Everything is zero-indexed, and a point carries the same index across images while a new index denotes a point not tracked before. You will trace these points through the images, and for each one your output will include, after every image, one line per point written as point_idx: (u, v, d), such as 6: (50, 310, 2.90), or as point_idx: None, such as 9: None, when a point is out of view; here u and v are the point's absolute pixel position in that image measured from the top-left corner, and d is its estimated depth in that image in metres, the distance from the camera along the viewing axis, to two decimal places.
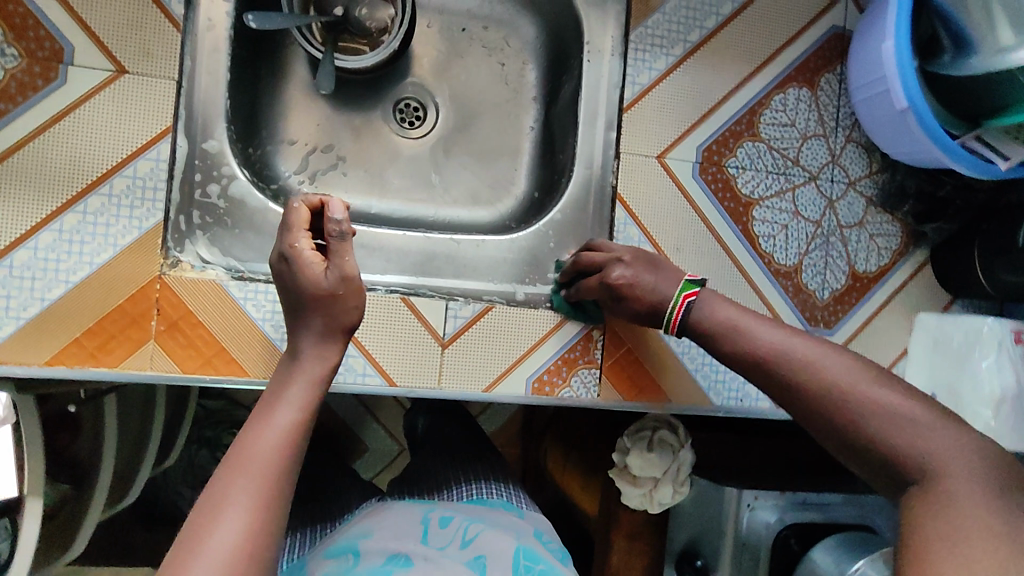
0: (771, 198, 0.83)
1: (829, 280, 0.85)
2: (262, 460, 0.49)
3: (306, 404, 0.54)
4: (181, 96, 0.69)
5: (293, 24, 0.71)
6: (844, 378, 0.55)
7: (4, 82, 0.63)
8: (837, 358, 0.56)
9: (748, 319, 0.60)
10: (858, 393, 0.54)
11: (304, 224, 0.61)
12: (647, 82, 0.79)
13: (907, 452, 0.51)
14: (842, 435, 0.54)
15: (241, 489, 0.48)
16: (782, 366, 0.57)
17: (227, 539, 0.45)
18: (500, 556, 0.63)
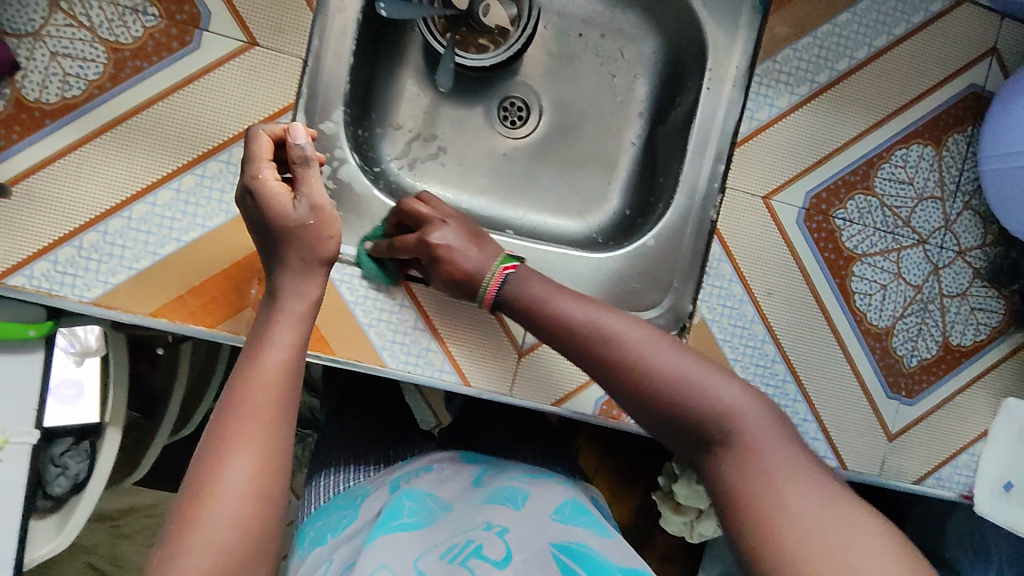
0: (875, 255, 0.80)
1: (919, 348, 0.83)
2: (260, 408, 0.52)
3: (294, 346, 0.57)
4: (305, 75, 0.69)
5: (422, 15, 0.73)
6: (658, 352, 0.56)
7: (142, 41, 0.65)
8: (680, 355, 0.56)
9: (558, 298, 0.62)
10: (652, 364, 0.55)
11: (266, 153, 0.59)
12: (765, 118, 0.77)
13: (721, 414, 0.52)
14: (662, 417, 0.54)
15: (245, 436, 0.51)
16: (610, 346, 0.57)
17: (236, 481, 0.49)
18: (543, 501, 0.63)
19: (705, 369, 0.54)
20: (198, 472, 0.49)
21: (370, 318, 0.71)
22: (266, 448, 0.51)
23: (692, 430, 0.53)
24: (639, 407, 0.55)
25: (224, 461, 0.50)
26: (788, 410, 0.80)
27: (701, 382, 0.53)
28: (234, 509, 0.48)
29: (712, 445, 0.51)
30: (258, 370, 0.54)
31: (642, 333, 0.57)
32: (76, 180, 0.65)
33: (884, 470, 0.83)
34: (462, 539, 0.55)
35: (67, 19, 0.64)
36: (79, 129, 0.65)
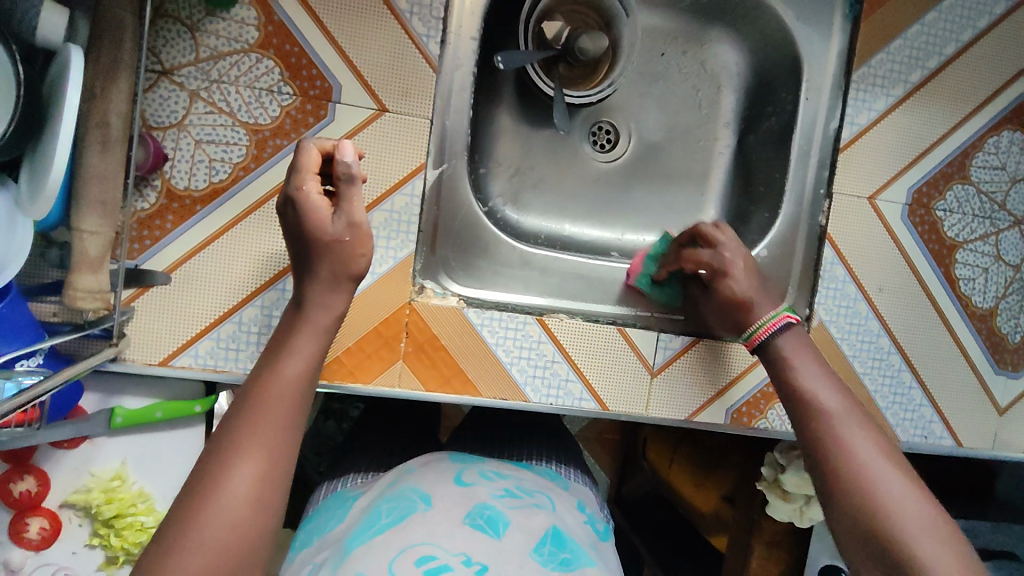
0: (976, 240, 0.83)
1: (1022, 324, 0.86)
2: (267, 416, 0.48)
3: (317, 354, 0.53)
4: (433, 131, 0.72)
5: (532, 59, 0.75)
6: (842, 430, 0.56)
7: (280, 120, 0.67)
8: (866, 439, 0.55)
9: (825, 389, 0.60)
10: (876, 490, 0.51)
11: (314, 167, 0.57)
12: (864, 122, 0.79)
13: (898, 545, 0.48)
14: (857, 523, 0.51)
15: (257, 440, 0.46)
16: (835, 436, 0.56)
17: (240, 488, 0.44)
18: (527, 523, 0.58)
19: (895, 476, 0.52)
20: (202, 469, 0.45)
21: (511, 356, 0.74)
22: (270, 457, 0.46)
23: (871, 538, 0.50)
24: (849, 508, 0.52)
25: (226, 463, 0.45)
26: (906, 396, 0.83)
27: (884, 476, 0.52)
28: (230, 512, 0.43)
29: (885, 551, 0.49)
30: (275, 376, 0.50)
31: (843, 412, 0.58)
32: (231, 259, 0.67)
33: (998, 443, 0.87)
34: (441, 559, 0.51)
35: (208, 106, 0.66)
36: (229, 210, 0.67)
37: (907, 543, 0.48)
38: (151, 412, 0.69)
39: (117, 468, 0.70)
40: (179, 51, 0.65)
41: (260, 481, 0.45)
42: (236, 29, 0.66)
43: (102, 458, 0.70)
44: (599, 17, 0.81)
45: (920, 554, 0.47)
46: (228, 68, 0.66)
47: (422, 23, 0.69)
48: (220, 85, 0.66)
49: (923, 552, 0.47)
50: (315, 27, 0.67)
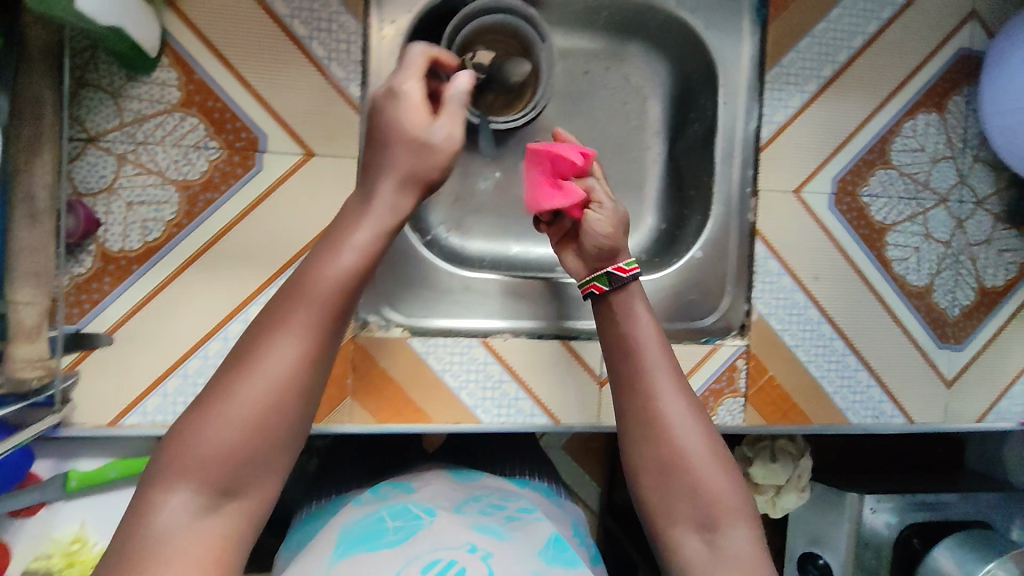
0: (904, 222, 0.85)
1: (959, 298, 0.88)
2: (319, 297, 0.50)
3: (369, 250, 0.52)
4: (362, 170, 0.74)
5: (451, 90, 0.79)
6: (659, 382, 0.62)
7: (208, 174, 0.69)
8: (682, 399, 0.62)
9: (643, 334, 0.65)
10: (673, 437, 0.59)
11: (420, 70, 0.58)
12: (782, 120, 0.81)
13: (700, 495, 0.58)
14: (660, 467, 0.59)
15: (302, 317, 0.49)
16: (639, 379, 0.63)
17: (253, 394, 0.47)
18: (530, 536, 0.61)
19: (684, 428, 0.60)
20: (264, 330, 0.49)
21: (459, 381, 0.76)
22: (317, 336, 0.49)
23: (662, 478, 0.59)
24: (653, 454, 0.60)
25: (271, 341, 0.49)
26: (853, 379, 0.86)
27: (681, 426, 0.60)
28: (248, 408, 0.46)
29: (699, 503, 0.58)
30: (325, 269, 0.51)
31: (660, 362, 0.63)
32: (172, 313, 0.69)
33: (948, 415, 0.89)
34: (446, 555, 0.54)
35: (136, 167, 0.68)
36: (165, 267, 0.68)
37: (732, 508, 0.58)
38: (106, 472, 0.70)
39: (77, 530, 0.71)
40: (104, 117, 0.67)
41: (305, 366, 0.49)
42: (158, 91, 0.67)
43: (62, 522, 0.71)
44: (518, 44, 0.83)
45: (724, 513, 0.57)
46: (154, 129, 0.68)
47: (340, 67, 0.71)
48: (147, 146, 0.68)
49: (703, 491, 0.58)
50: (236, 81, 0.68)
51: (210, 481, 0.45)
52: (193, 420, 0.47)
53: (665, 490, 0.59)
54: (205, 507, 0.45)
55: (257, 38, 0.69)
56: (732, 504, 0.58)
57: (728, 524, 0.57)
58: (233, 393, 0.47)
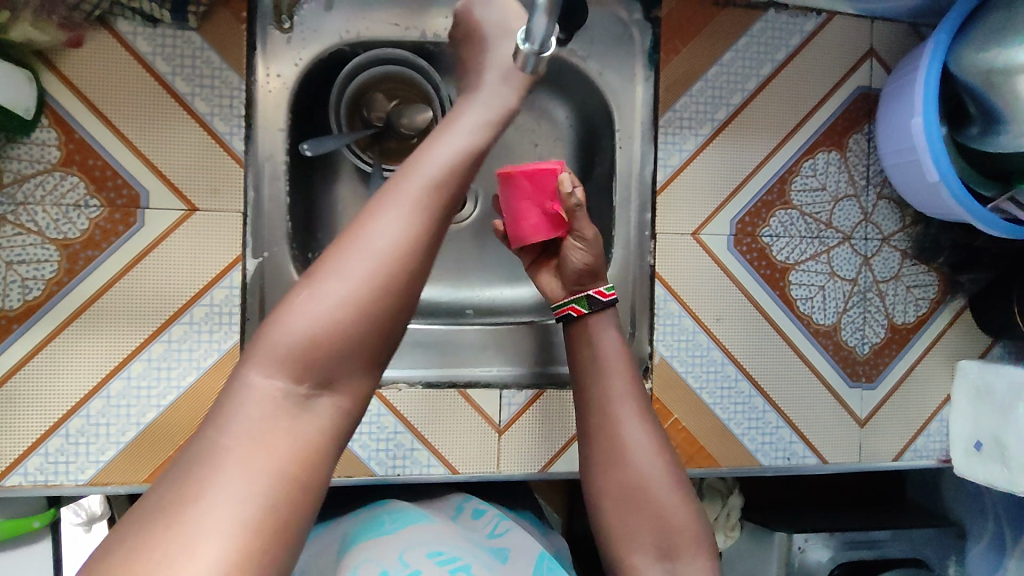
0: (807, 261, 0.85)
1: (868, 335, 0.88)
2: (429, 175, 0.49)
3: (463, 144, 0.53)
4: (249, 221, 0.75)
5: (344, 141, 0.78)
6: (624, 410, 0.65)
7: (89, 232, 0.69)
8: (647, 427, 0.64)
9: (616, 359, 0.67)
10: (638, 467, 0.62)
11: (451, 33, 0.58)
12: (677, 163, 0.82)
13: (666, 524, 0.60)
14: (626, 494, 0.62)
15: (394, 213, 0.48)
16: (605, 407, 0.65)
17: (316, 315, 0.44)
18: (523, 553, 0.64)
19: (651, 456, 0.63)
20: (360, 215, 0.48)
21: (351, 433, 0.75)
22: (416, 207, 0.48)
23: (628, 506, 0.62)
24: (619, 480, 0.62)
25: (380, 209, 0.48)
26: (762, 421, 0.85)
27: (644, 456, 0.63)
28: (379, 254, 0.46)
29: (660, 531, 0.60)
30: (430, 160, 0.50)
31: (627, 389, 0.66)
32: (51, 373, 0.68)
33: (864, 455, 0.88)
34: (453, 553, 0.59)
35: (15, 227, 0.68)
36: (45, 325, 0.68)
37: (691, 536, 0.61)
38: None
39: None
40: None
41: (418, 231, 0.48)
42: (38, 151, 0.68)
43: None
44: None
45: (684, 542, 0.60)
46: (34, 189, 0.68)
47: (223, 122, 0.72)
48: (26, 207, 0.68)
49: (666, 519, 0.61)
50: (117, 139, 0.70)
51: (320, 355, 0.44)
52: (296, 292, 0.46)
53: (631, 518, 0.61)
54: (300, 400, 0.44)
55: (140, 97, 0.70)
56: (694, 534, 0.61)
57: (689, 552, 0.60)
58: (344, 259, 0.46)
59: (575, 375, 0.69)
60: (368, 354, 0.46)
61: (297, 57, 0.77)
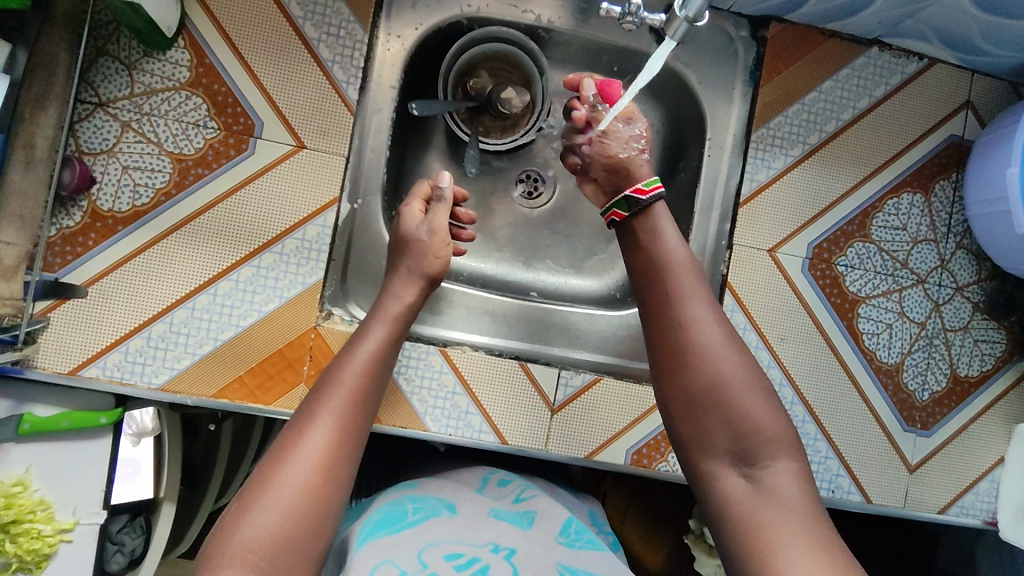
0: (878, 296, 0.86)
1: (930, 382, 0.87)
2: (347, 389, 0.60)
3: (383, 338, 0.65)
4: (349, 168, 0.78)
5: (448, 108, 0.82)
6: (692, 312, 0.61)
7: (203, 151, 0.73)
8: (715, 329, 0.60)
9: (679, 265, 0.64)
10: (713, 373, 0.59)
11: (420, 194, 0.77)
12: (764, 179, 0.84)
13: (755, 434, 0.57)
14: (700, 405, 0.59)
15: (320, 426, 0.57)
16: (671, 312, 0.62)
17: (258, 530, 0.51)
18: (550, 519, 0.66)
19: (726, 361, 0.59)
20: (285, 440, 0.56)
21: (412, 385, 0.76)
22: (339, 418, 0.58)
23: (708, 414, 0.58)
24: (686, 389, 0.59)
25: (305, 431, 0.57)
26: (811, 448, 0.84)
27: (720, 360, 0.59)
28: (304, 475, 0.54)
29: (729, 434, 0.57)
30: (351, 355, 0.63)
31: (691, 292, 0.62)
32: (146, 276, 0.72)
33: (909, 502, 0.86)
34: (470, 553, 0.58)
35: (137, 136, 0.72)
36: (149, 231, 0.72)
37: (770, 441, 0.57)
38: (57, 420, 0.71)
39: (20, 474, 0.71)
40: (116, 86, 0.72)
41: (337, 442, 0.57)
42: (170, 69, 0.72)
43: (8, 463, 0.71)
44: (520, 76, 0.88)
45: (764, 445, 0.57)
46: (160, 103, 0.72)
47: (342, 71, 0.76)
48: (150, 118, 0.72)
49: (751, 422, 0.57)
50: (243, 70, 0.73)
51: (265, 555, 0.50)
52: (236, 514, 0.52)
53: (709, 430, 0.58)
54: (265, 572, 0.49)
55: (272, 35, 0.74)
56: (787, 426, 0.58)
57: (769, 456, 0.56)
58: (276, 479, 0.53)
59: (636, 280, 0.67)
60: (305, 555, 0.52)
61: (419, 23, 0.81)
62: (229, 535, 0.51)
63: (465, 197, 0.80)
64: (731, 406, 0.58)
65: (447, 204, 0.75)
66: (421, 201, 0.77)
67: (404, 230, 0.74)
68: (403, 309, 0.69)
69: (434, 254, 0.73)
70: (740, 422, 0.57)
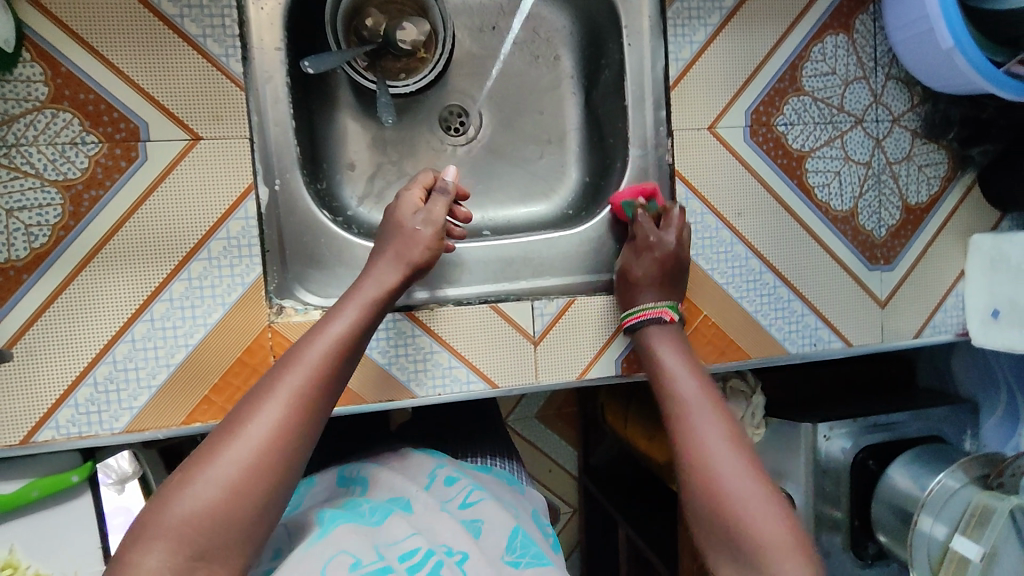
0: (822, 147, 0.85)
1: (885, 217, 0.88)
2: (308, 365, 0.57)
3: (356, 321, 0.62)
4: (255, 148, 0.72)
5: (345, 59, 0.75)
6: (701, 423, 0.63)
7: (90, 170, 0.65)
8: (726, 441, 0.61)
9: (688, 382, 0.67)
10: (718, 479, 0.59)
11: (421, 183, 0.74)
12: (689, 56, 0.80)
13: (758, 546, 0.55)
14: (705, 512, 0.58)
15: (273, 406, 0.54)
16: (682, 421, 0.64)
17: (190, 506, 0.49)
18: (496, 531, 0.64)
19: (731, 466, 0.59)
20: (238, 413, 0.54)
21: (388, 357, 0.74)
22: (298, 403, 0.55)
23: (714, 518, 0.58)
24: (694, 495, 0.60)
25: (258, 406, 0.54)
26: (787, 310, 0.85)
27: (726, 466, 0.59)
28: (249, 452, 0.51)
29: (731, 549, 0.56)
30: (316, 336, 0.59)
31: (700, 405, 0.64)
32: (70, 320, 0.65)
33: (886, 335, 0.89)
34: (425, 550, 0.58)
35: (11, 172, 0.64)
36: (57, 272, 0.65)
37: (770, 546, 0.55)
38: (26, 492, 0.67)
39: (7, 556, 0.68)
40: None
41: (291, 420, 0.54)
42: (24, 88, 0.63)
43: None
44: (414, 5, 0.82)
45: (767, 551, 0.55)
46: (25, 129, 0.64)
47: (218, 44, 0.68)
48: (20, 148, 0.64)
49: (756, 529, 0.56)
50: (107, 69, 0.65)
51: (200, 530, 0.48)
52: (176, 486, 0.50)
53: (718, 535, 0.57)
54: None
55: (127, 21, 0.65)
56: (799, 534, 0.56)
57: (772, 564, 0.54)
58: (219, 454, 0.51)
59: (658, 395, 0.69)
60: (236, 535, 0.50)
61: None
62: (164, 507, 0.49)
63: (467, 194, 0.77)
64: (736, 510, 0.57)
65: (445, 197, 0.72)
66: (422, 188, 0.74)
67: (398, 213, 0.71)
68: (382, 292, 0.65)
69: (427, 244, 0.69)
70: (742, 529, 0.56)
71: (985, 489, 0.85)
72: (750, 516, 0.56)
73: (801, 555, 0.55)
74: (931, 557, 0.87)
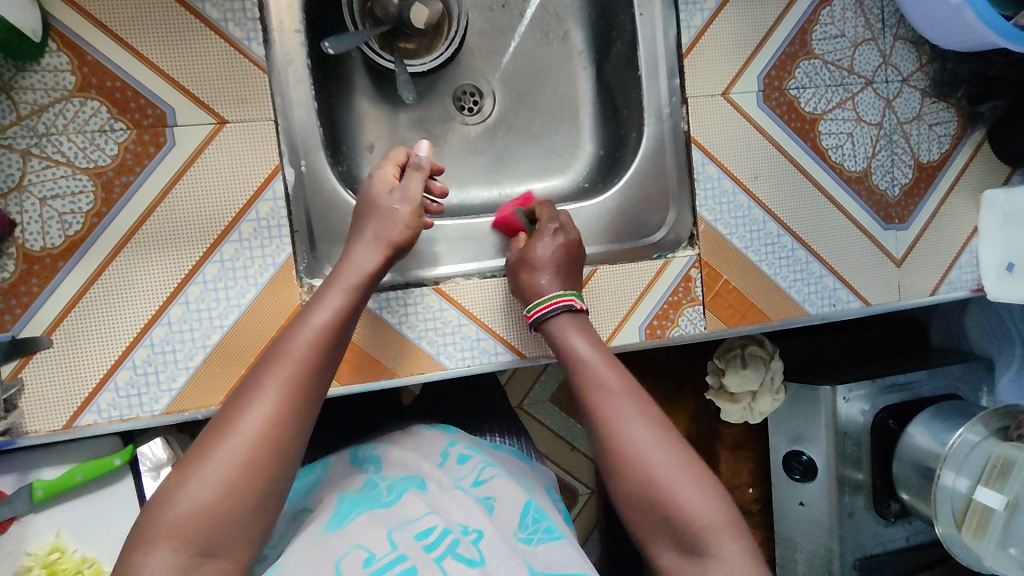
0: (834, 109, 0.86)
1: (898, 177, 0.89)
2: (296, 356, 0.57)
3: (340, 309, 0.62)
4: (280, 130, 0.73)
5: (361, 39, 0.75)
6: (620, 410, 0.63)
7: (120, 157, 0.66)
8: (641, 426, 0.61)
9: (601, 365, 0.66)
10: (648, 465, 0.59)
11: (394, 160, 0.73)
12: (700, 24, 0.81)
13: (699, 530, 0.57)
14: (643, 500, 0.59)
15: (265, 398, 0.54)
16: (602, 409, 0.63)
17: (189, 504, 0.49)
18: (508, 506, 0.65)
19: (657, 449, 0.60)
20: (230, 409, 0.54)
21: (418, 331, 0.75)
22: (288, 395, 0.55)
23: (652, 507, 0.58)
24: (623, 485, 0.60)
25: (250, 401, 0.54)
26: (806, 272, 0.87)
27: (648, 453, 0.60)
28: (244, 447, 0.52)
29: (673, 534, 0.58)
30: (303, 326, 0.60)
31: (621, 390, 0.64)
32: (108, 304, 0.66)
33: (903, 293, 0.90)
34: (440, 530, 0.58)
35: (43, 161, 0.65)
36: (93, 258, 0.66)
37: (704, 531, 0.57)
38: (71, 476, 0.68)
39: (53, 540, 0.69)
40: None
41: (284, 411, 0.54)
42: (51, 78, 0.64)
43: (35, 534, 0.69)
44: None
45: (702, 534, 0.56)
46: (54, 118, 0.65)
47: (238, 27, 0.69)
48: (50, 137, 0.65)
49: (692, 511, 0.57)
50: (131, 56, 0.66)
51: (199, 530, 0.49)
52: (173, 486, 0.50)
53: (658, 525, 0.58)
54: None
55: (151, 9, 0.66)
56: (730, 510, 0.58)
57: (712, 546, 0.56)
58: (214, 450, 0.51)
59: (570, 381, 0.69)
60: (239, 528, 0.50)
61: None
62: (166, 504, 0.50)
63: (443, 169, 0.75)
64: (671, 496, 0.58)
65: (421, 174, 0.71)
66: (396, 166, 0.73)
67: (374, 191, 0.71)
68: (363, 277, 0.65)
69: (405, 223, 0.69)
70: (678, 515, 0.57)
71: (1005, 440, 0.86)
72: (684, 500, 0.57)
73: (736, 534, 0.57)
74: (954, 512, 0.88)
